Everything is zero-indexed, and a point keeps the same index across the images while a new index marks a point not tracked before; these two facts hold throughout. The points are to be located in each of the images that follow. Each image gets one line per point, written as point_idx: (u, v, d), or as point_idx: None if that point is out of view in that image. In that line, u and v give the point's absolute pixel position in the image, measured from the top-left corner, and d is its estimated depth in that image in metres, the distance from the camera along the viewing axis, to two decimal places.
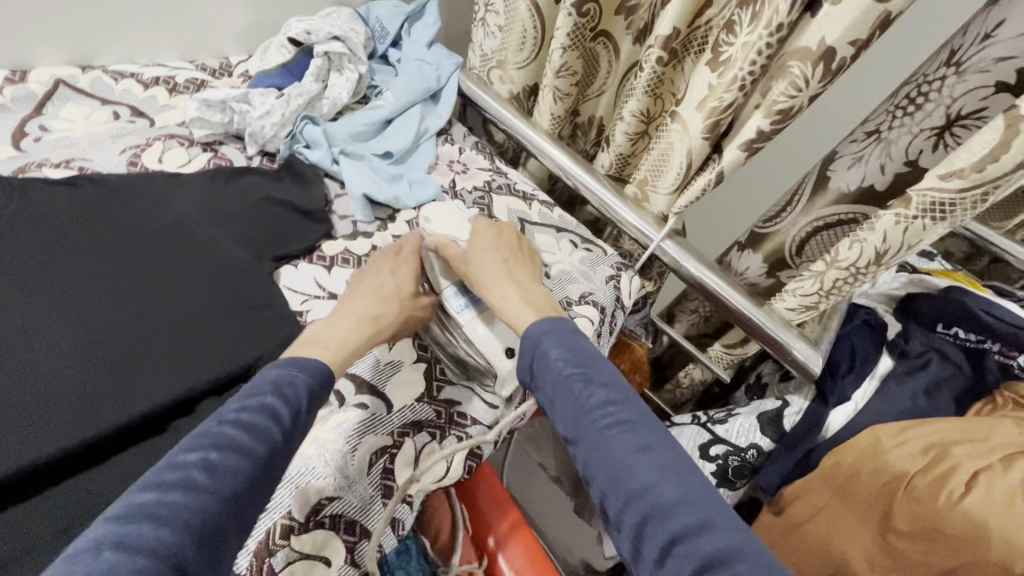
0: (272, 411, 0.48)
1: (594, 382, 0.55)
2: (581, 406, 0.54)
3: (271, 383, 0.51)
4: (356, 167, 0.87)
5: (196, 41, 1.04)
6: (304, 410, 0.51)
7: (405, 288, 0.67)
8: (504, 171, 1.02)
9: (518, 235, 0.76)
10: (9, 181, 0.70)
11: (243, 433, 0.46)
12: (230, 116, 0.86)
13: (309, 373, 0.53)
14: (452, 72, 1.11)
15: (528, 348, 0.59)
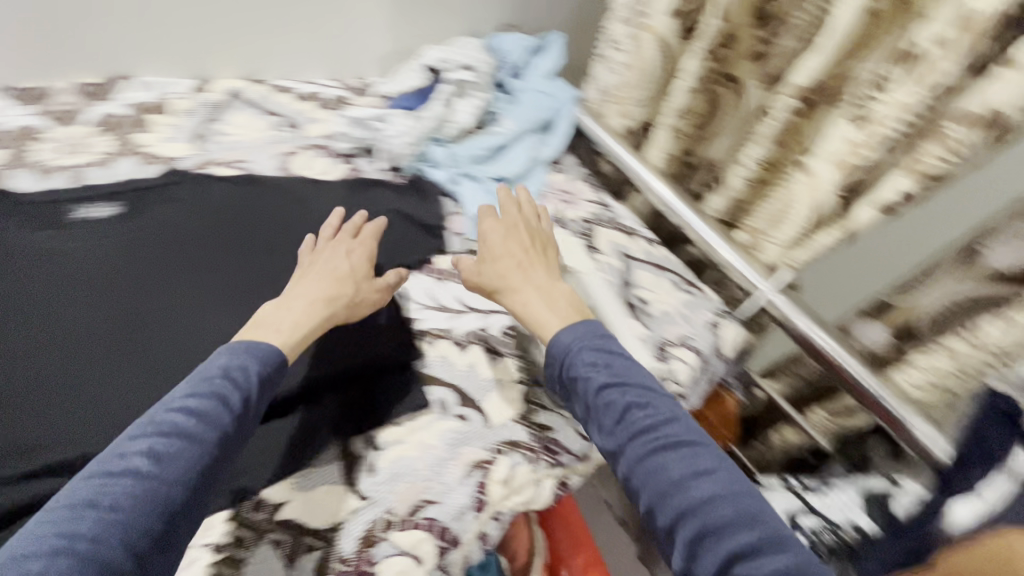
0: (220, 395, 0.53)
1: (632, 396, 0.57)
2: (618, 420, 0.55)
3: (221, 368, 0.55)
4: (473, 190, 0.92)
5: (344, 63, 1.15)
6: (255, 396, 0.56)
7: (358, 269, 0.71)
8: (609, 205, 1.04)
9: (534, 226, 0.79)
10: (189, 176, 0.82)
11: (189, 420, 0.51)
12: (367, 133, 0.95)
13: (260, 356, 0.58)
14: (569, 105, 1.16)
15: (561, 359, 0.62)
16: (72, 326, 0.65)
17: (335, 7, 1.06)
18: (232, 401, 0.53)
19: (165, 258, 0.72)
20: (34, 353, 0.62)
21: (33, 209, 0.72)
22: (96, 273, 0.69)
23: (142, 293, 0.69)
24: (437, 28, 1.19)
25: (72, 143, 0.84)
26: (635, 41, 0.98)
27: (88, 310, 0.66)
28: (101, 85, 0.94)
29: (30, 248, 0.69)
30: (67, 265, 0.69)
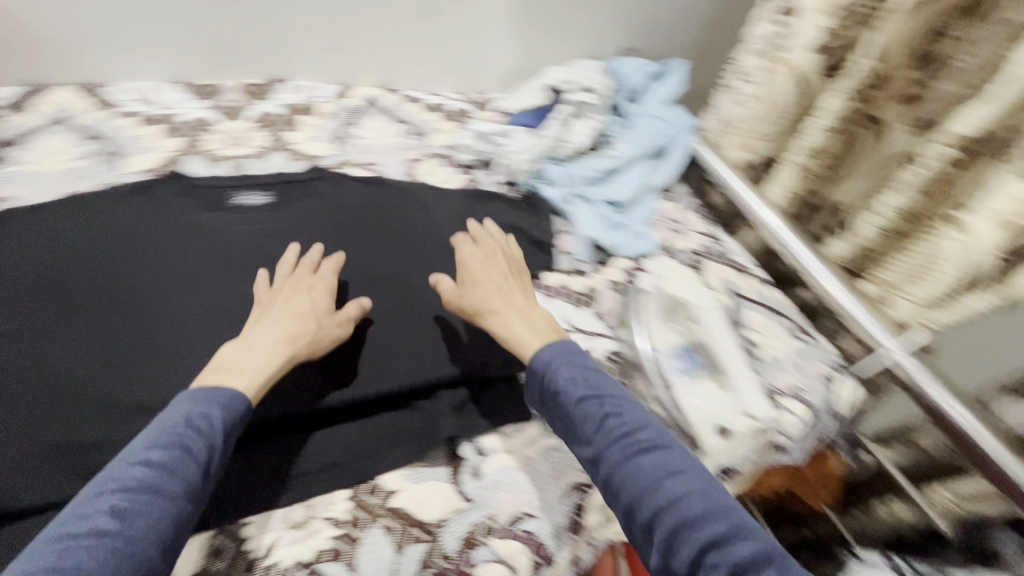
0: (181, 442, 0.50)
1: (608, 406, 0.57)
2: (598, 431, 0.55)
3: (183, 417, 0.52)
4: (586, 211, 0.93)
5: (469, 78, 1.20)
6: (221, 444, 0.52)
7: (317, 305, 0.68)
8: (720, 239, 1.02)
9: (513, 260, 0.78)
10: (332, 175, 0.89)
11: (152, 468, 0.48)
12: (490, 147, 0.99)
13: (221, 401, 0.54)
14: (685, 133, 1.15)
15: (538, 373, 0.62)
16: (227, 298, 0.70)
17: (471, 24, 1.11)
18: (194, 446, 0.50)
19: (308, 247, 0.79)
20: (195, 317, 0.68)
21: (202, 191, 0.80)
22: (250, 253, 0.76)
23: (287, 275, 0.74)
24: (561, 50, 1.22)
25: (236, 135, 0.91)
26: (770, 74, 0.98)
27: (241, 284, 0.72)
28: (262, 86, 1.01)
29: (199, 225, 0.76)
30: (227, 244, 0.75)
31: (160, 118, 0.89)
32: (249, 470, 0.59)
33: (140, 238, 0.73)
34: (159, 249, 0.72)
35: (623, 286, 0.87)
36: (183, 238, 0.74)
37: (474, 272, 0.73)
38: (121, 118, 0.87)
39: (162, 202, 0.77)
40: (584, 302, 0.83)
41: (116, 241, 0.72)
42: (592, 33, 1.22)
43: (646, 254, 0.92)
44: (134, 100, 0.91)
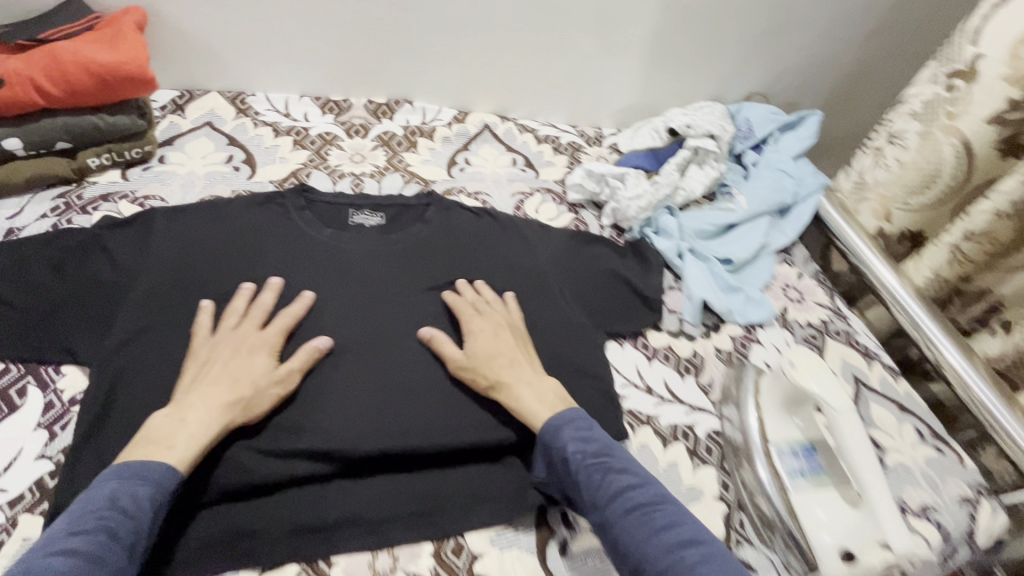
0: (105, 524, 0.49)
1: (611, 468, 0.58)
2: (604, 495, 0.56)
3: (107, 498, 0.51)
4: (698, 268, 0.87)
5: (583, 111, 1.17)
6: (146, 527, 0.51)
7: (256, 366, 0.64)
8: (844, 315, 0.92)
9: (520, 335, 0.73)
10: (443, 200, 0.88)
11: (74, 554, 0.47)
12: (603, 189, 0.95)
13: (153, 478, 0.53)
14: (814, 190, 1.06)
15: (544, 435, 0.62)
16: (346, 320, 0.71)
17: (596, 57, 1.08)
18: (120, 527, 0.50)
19: (418, 274, 0.79)
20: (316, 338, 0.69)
21: (323, 210, 0.82)
22: (368, 275, 0.76)
23: (399, 303, 0.75)
24: (683, 90, 1.17)
25: (359, 153, 0.94)
26: (925, 139, 0.87)
27: (358, 307, 0.73)
28: (385, 105, 1.03)
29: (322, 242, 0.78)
30: (347, 264, 0.77)
31: (291, 130, 0.93)
32: (351, 505, 0.61)
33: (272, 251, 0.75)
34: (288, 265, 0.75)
35: (733, 357, 0.80)
36: (309, 256, 0.76)
37: (480, 343, 0.70)
38: (260, 128, 0.92)
39: (291, 216, 0.79)
40: (689, 369, 0.77)
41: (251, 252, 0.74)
42: (717, 74, 1.16)
43: (758, 324, 0.85)
44: (270, 110, 0.95)
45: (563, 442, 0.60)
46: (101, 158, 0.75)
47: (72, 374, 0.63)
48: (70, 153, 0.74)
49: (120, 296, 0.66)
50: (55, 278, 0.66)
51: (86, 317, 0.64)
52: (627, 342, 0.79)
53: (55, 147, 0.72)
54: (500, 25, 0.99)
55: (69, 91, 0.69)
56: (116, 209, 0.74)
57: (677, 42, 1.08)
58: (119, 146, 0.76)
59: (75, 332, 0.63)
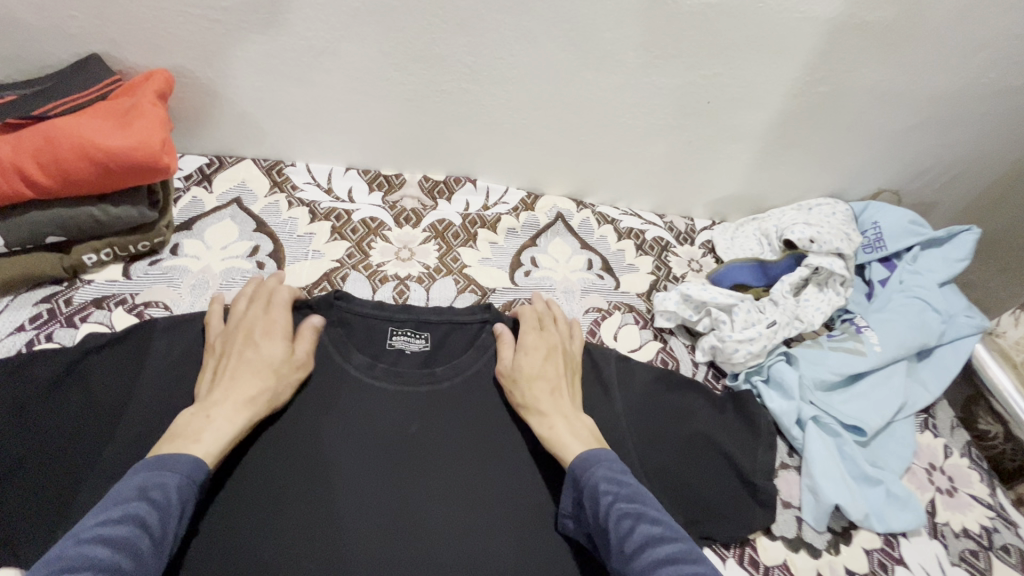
0: (136, 510, 0.43)
1: (642, 514, 0.49)
2: (629, 542, 0.47)
3: (136, 487, 0.45)
4: (826, 447, 0.67)
5: (674, 199, 0.97)
6: (178, 520, 0.46)
7: (272, 351, 0.59)
8: (1012, 521, 0.70)
9: (569, 355, 0.67)
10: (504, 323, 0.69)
11: (107, 539, 0.41)
12: (702, 317, 0.76)
13: (182, 468, 0.48)
14: (966, 333, 0.84)
15: (573, 475, 0.55)
16: (388, 524, 0.57)
17: (702, 145, 0.88)
18: (156, 515, 0.44)
19: (479, 449, 0.61)
20: (342, 546, 0.55)
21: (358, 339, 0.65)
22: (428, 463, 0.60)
23: (466, 504, 0.59)
24: (798, 183, 0.97)
25: (407, 247, 0.79)
26: None
27: (423, 515, 0.58)
28: (442, 183, 0.87)
29: (372, 412, 0.61)
30: (393, 433, 0.61)
31: (331, 213, 0.79)
32: None
33: (316, 429, 0.60)
34: (331, 449, 0.59)
35: None
36: (357, 434, 0.60)
37: (533, 362, 0.64)
38: (295, 209, 0.78)
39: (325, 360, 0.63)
40: None
41: (287, 431, 0.59)
42: (842, 169, 0.95)
43: (903, 533, 0.64)
44: (310, 185, 0.81)
45: (594, 483, 0.52)
46: (100, 254, 0.62)
47: None
48: (64, 247, 0.61)
49: (89, 464, 0.52)
50: (14, 431, 0.51)
51: (43, 491, 0.50)
52: (731, 554, 0.60)
53: (44, 242, 0.59)
54: (592, 105, 0.79)
55: (63, 179, 0.56)
56: (109, 320, 0.60)
57: (802, 133, 0.88)
58: (123, 240, 0.63)
59: (27, 513, 0.49)
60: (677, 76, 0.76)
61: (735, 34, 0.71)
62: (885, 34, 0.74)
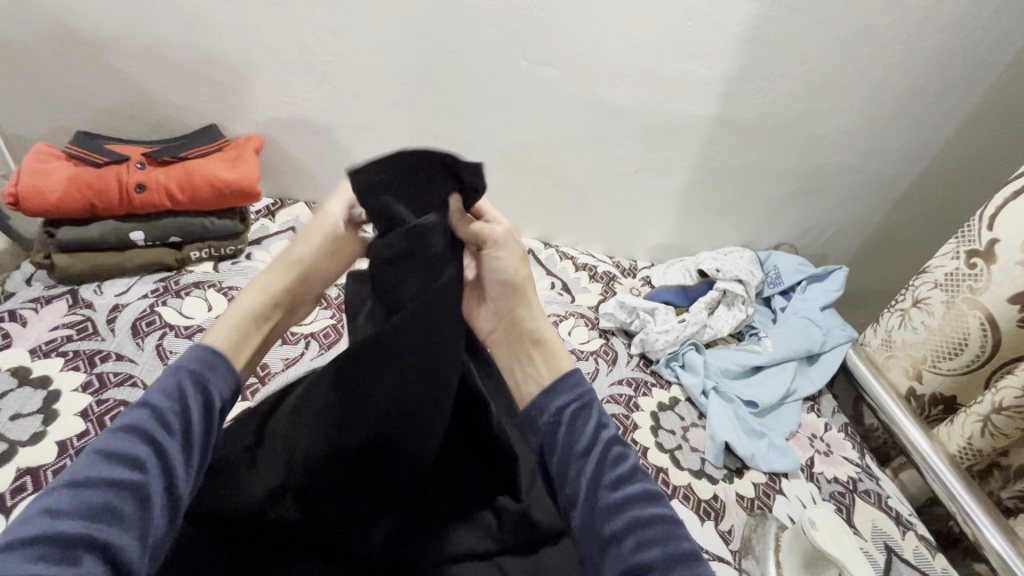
0: (157, 412, 0.44)
1: (623, 458, 0.51)
2: (608, 475, 0.49)
3: (164, 382, 0.46)
4: (721, 408, 0.90)
5: (620, 245, 1.27)
6: (190, 402, 0.45)
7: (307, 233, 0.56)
8: (875, 475, 0.90)
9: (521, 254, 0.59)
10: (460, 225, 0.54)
11: (133, 445, 0.42)
12: (634, 319, 1.02)
13: (196, 362, 0.48)
14: (840, 342, 1.10)
15: (566, 396, 0.53)
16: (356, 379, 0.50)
17: (634, 203, 1.18)
18: (174, 414, 0.44)
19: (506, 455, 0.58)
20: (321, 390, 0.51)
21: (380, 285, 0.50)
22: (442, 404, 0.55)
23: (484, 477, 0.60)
24: (714, 234, 1.27)
25: None
26: (950, 311, 0.91)
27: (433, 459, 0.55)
28: None
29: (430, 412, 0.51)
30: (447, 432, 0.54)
31: None
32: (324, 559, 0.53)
33: (368, 424, 0.50)
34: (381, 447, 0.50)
35: (755, 506, 0.80)
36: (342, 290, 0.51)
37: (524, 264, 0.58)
38: None
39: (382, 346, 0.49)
40: (709, 514, 0.77)
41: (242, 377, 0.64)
42: (745, 225, 1.26)
43: (783, 473, 0.85)
44: None
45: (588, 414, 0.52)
46: (201, 252, 0.87)
47: None
48: (178, 247, 0.87)
49: None
50: (145, 354, 0.73)
51: None
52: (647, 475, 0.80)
53: (167, 240, 0.85)
54: (551, 170, 1.12)
55: (190, 197, 0.85)
56: (204, 297, 0.82)
57: (708, 195, 1.19)
58: (217, 243, 0.88)
59: None
60: (609, 151, 1.09)
61: (647, 126, 1.05)
62: (751, 127, 1.08)
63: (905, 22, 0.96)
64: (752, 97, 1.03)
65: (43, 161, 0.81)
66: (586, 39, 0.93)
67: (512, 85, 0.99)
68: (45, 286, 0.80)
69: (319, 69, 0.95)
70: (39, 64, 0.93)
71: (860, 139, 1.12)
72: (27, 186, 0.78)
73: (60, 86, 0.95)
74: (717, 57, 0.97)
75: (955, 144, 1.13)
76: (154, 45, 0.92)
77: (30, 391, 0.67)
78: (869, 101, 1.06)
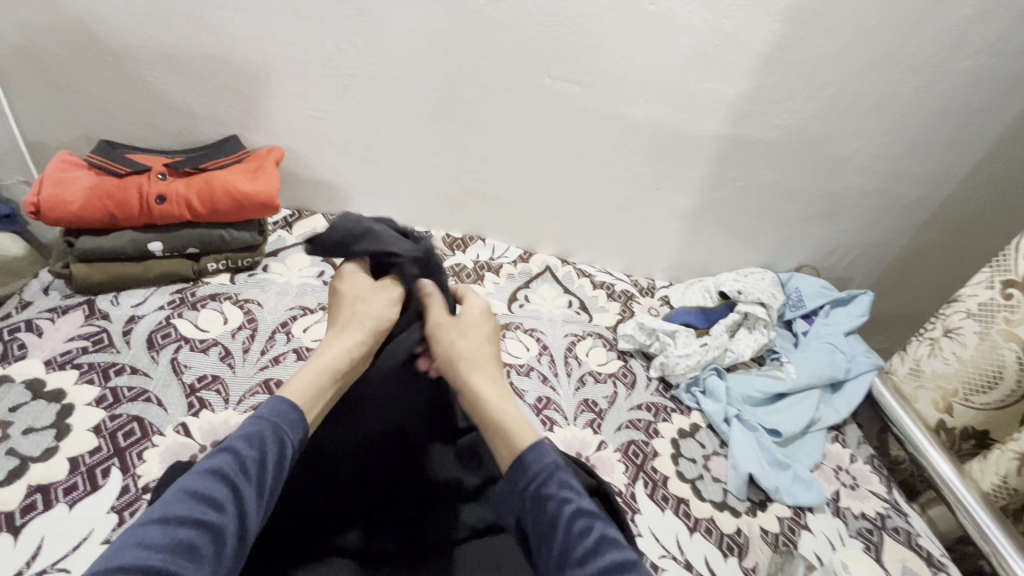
0: (239, 457, 0.47)
1: (591, 532, 0.49)
2: (574, 549, 0.48)
3: (242, 428, 0.50)
4: (745, 437, 0.87)
5: (639, 263, 1.24)
6: (267, 448, 0.49)
7: (369, 289, 0.67)
8: (905, 511, 0.87)
9: (477, 343, 0.66)
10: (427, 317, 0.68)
11: (215, 486, 0.45)
12: (654, 341, 1.00)
13: (274, 412, 0.52)
14: (866, 369, 1.07)
15: (527, 475, 0.53)
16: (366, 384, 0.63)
17: (654, 222, 1.17)
18: (253, 462, 0.48)
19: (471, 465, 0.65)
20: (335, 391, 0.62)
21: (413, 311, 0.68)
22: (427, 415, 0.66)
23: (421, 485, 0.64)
24: (734, 255, 1.25)
25: None
26: (983, 342, 0.88)
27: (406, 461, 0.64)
28: (460, 239, 1.16)
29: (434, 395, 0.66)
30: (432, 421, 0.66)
31: None
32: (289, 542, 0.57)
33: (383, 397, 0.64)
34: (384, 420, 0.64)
35: (780, 542, 0.77)
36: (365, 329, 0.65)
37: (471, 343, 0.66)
38: None
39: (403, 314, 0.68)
40: (732, 549, 0.74)
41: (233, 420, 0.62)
42: (767, 246, 1.24)
43: (809, 507, 0.82)
44: None
45: (546, 494, 0.51)
46: (219, 264, 0.87)
47: (150, 458, 0.63)
48: (195, 258, 0.86)
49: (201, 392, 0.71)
50: (159, 368, 0.72)
51: (178, 409, 0.68)
52: (669, 506, 0.77)
53: (185, 251, 0.85)
54: (570, 187, 1.10)
55: (210, 208, 0.84)
56: (220, 310, 0.81)
57: (729, 215, 1.17)
58: (235, 255, 0.87)
59: (167, 419, 0.67)
60: (630, 168, 1.07)
61: (670, 143, 1.03)
62: (776, 147, 1.06)
63: (937, 45, 0.94)
64: (778, 116, 1.01)
65: (64, 170, 0.81)
66: (611, 57, 0.92)
67: (534, 101, 0.98)
68: (62, 296, 0.79)
69: (342, 82, 0.95)
70: (64, 73, 0.93)
71: (888, 162, 1.10)
72: (48, 197, 0.78)
73: (85, 95, 0.96)
74: (743, 76, 0.95)
75: (984, 169, 1.11)
76: (179, 56, 0.92)
77: (43, 404, 0.66)
78: (897, 124, 1.04)
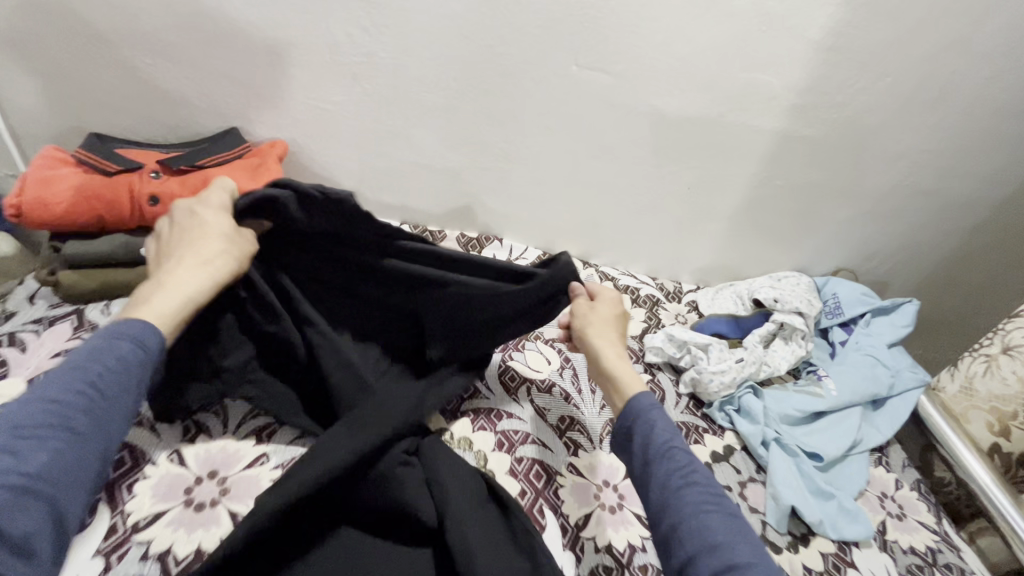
0: (98, 377, 0.49)
1: (679, 457, 0.57)
2: (663, 467, 0.57)
3: (113, 344, 0.51)
4: (785, 464, 0.80)
5: (665, 266, 1.17)
6: (129, 372, 0.51)
7: (224, 222, 0.66)
8: (957, 545, 0.80)
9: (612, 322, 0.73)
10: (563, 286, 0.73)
11: (72, 400, 0.47)
12: (684, 354, 0.93)
13: (140, 333, 0.53)
14: (912, 386, 0.99)
15: (631, 410, 0.63)
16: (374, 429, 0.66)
17: (683, 223, 1.09)
18: (117, 391, 0.50)
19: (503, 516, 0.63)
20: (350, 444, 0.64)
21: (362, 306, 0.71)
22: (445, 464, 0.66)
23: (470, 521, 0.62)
24: (768, 258, 1.17)
25: None
26: None
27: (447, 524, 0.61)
28: (475, 239, 1.08)
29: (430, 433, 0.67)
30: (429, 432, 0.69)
31: None
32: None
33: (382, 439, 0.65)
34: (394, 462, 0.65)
35: None
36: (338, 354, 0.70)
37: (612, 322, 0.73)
38: None
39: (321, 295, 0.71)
40: None
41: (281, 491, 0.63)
42: (803, 248, 1.15)
43: (855, 542, 0.75)
44: None
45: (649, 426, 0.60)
46: None
47: None
48: None
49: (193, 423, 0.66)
50: None
51: None
52: None
53: None
54: (595, 185, 1.02)
55: None
56: None
57: (765, 216, 1.08)
58: None
59: None
60: (661, 165, 0.99)
61: (706, 139, 0.95)
62: (821, 143, 0.97)
63: (1011, 32, 0.85)
64: (825, 111, 0.92)
65: (50, 167, 0.74)
66: (646, 43, 0.84)
67: (560, 92, 0.89)
68: (49, 304, 0.74)
69: (351, 71, 0.87)
70: (50, 59, 0.86)
71: (943, 160, 1.01)
72: (30, 197, 0.71)
73: (74, 83, 0.89)
74: (791, 66, 0.86)
75: None
76: (174, 42, 0.84)
77: None
78: (958, 119, 0.95)
